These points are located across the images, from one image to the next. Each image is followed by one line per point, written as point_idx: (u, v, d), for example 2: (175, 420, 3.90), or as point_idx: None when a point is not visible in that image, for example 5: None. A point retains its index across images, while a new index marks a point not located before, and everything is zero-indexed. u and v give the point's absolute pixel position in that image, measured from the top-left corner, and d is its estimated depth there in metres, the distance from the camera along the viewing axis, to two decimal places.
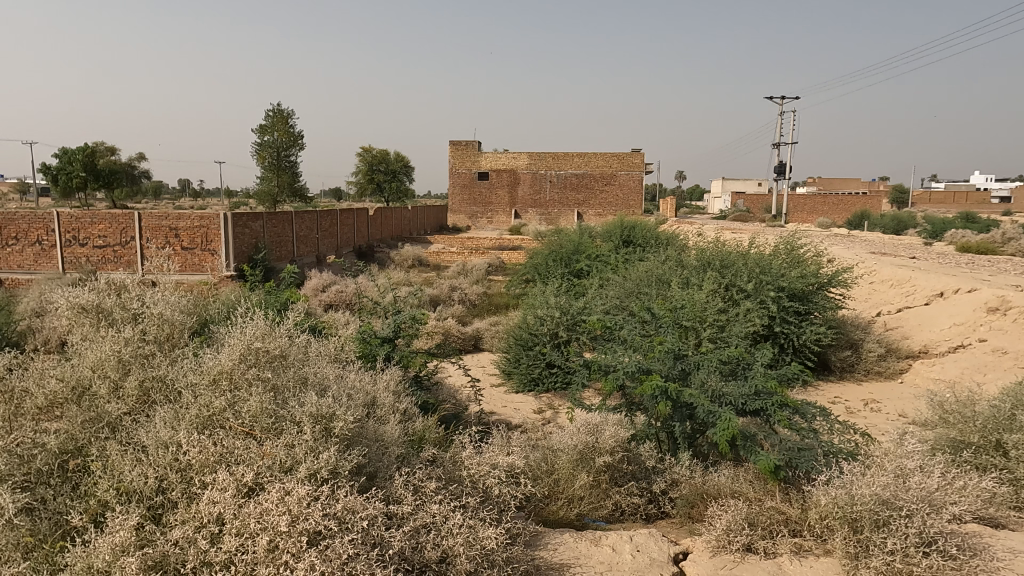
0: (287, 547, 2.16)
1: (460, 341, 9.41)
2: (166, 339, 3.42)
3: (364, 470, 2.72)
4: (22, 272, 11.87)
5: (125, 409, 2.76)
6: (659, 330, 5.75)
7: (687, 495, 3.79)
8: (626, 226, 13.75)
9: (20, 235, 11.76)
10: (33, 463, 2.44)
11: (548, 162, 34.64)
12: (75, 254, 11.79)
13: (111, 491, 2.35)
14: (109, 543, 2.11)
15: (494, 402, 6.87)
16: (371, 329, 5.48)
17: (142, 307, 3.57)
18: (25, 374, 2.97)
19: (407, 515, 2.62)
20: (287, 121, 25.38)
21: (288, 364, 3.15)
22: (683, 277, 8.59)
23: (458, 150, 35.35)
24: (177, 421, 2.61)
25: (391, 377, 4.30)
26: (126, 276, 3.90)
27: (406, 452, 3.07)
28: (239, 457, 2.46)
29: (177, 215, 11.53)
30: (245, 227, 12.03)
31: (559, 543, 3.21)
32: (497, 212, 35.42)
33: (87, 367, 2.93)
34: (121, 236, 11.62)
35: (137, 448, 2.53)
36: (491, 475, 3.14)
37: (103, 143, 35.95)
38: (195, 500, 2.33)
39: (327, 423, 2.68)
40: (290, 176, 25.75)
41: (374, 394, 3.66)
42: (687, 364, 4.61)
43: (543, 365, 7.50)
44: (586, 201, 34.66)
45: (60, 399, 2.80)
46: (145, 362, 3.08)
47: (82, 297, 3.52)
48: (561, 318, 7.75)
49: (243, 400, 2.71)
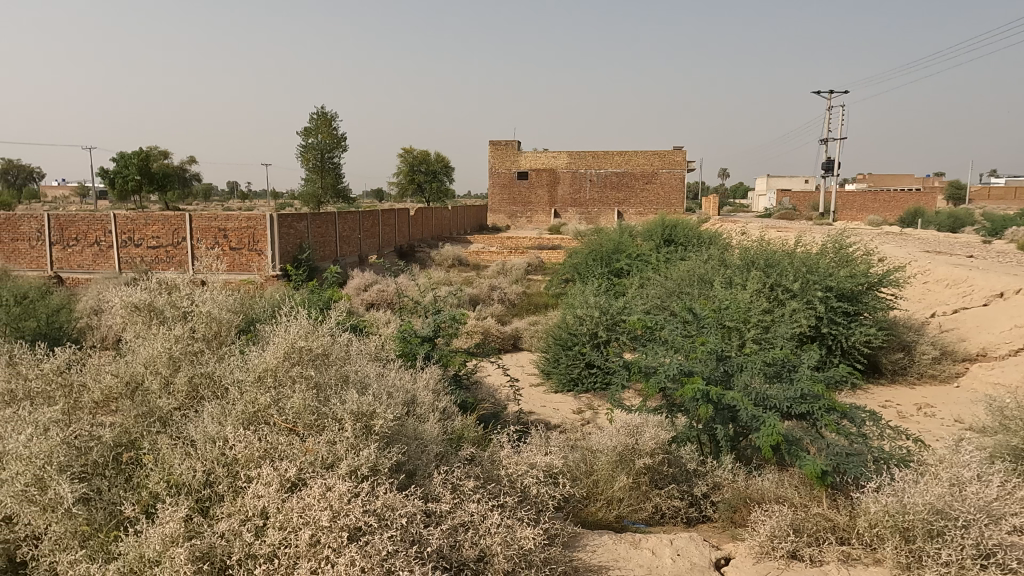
0: (328, 542, 2.19)
1: (499, 341, 9.40)
2: (214, 336, 3.53)
3: (403, 467, 2.76)
4: (82, 271, 12.42)
5: (175, 404, 2.86)
6: (702, 330, 5.62)
7: (729, 499, 3.72)
8: (667, 225, 13.57)
9: (80, 236, 12.29)
10: (90, 455, 2.54)
11: (588, 161, 34.43)
12: (130, 255, 12.27)
13: (161, 483, 2.42)
14: (159, 534, 2.18)
15: (533, 402, 6.88)
16: (411, 328, 5.52)
17: (191, 304, 3.69)
18: (82, 371, 3.11)
19: (445, 513, 2.63)
20: (330, 123, 25.84)
21: (330, 361, 3.20)
22: (726, 277, 8.46)
23: (498, 150, 35.61)
24: (224, 417, 2.69)
25: (431, 376, 4.34)
26: (176, 276, 4.05)
27: (445, 450, 3.10)
28: (283, 453, 2.51)
29: (224, 215, 11.84)
30: (290, 228, 12.34)
31: (597, 544, 3.19)
32: (536, 212, 35.51)
33: (140, 363, 3.05)
34: (174, 236, 12.08)
35: (186, 442, 2.61)
36: (529, 475, 3.13)
37: (158, 148, 37.40)
38: (241, 494, 2.39)
39: (368, 420, 2.71)
40: (333, 177, 26.27)
41: (413, 392, 3.69)
42: (730, 365, 4.52)
43: (583, 365, 7.47)
44: (626, 200, 34.18)
45: (115, 393, 2.93)
46: (194, 360, 3.17)
47: (134, 296, 3.67)
48: (600, 317, 7.68)
49: (287, 397, 2.77)
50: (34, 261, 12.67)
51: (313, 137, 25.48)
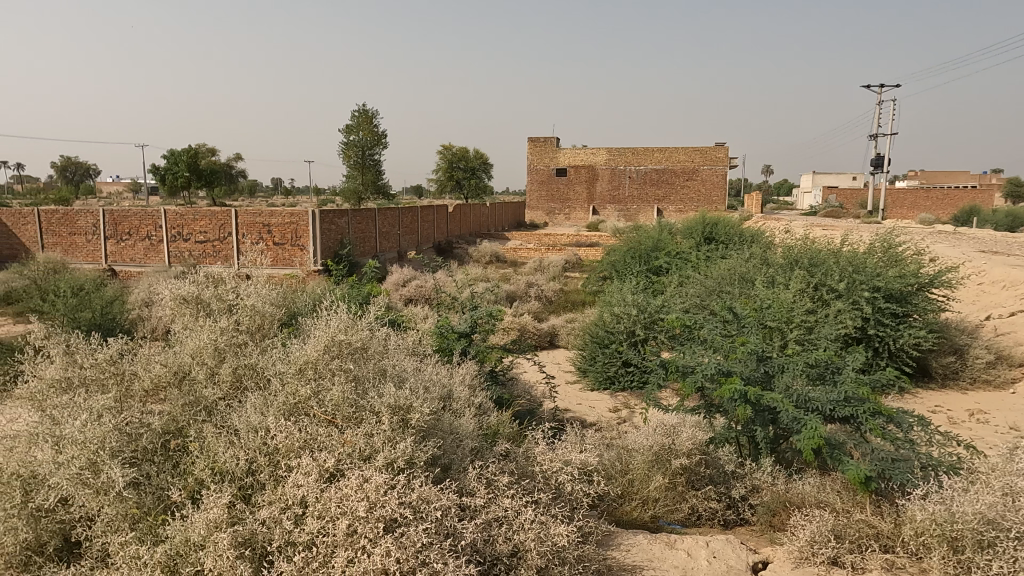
0: (364, 532, 2.23)
1: (535, 338, 9.40)
2: (258, 329, 3.62)
3: (439, 461, 2.78)
4: (134, 264, 12.91)
5: (220, 394, 2.95)
6: (742, 330, 5.51)
7: (768, 503, 3.64)
8: (708, 223, 13.35)
9: (133, 231, 12.77)
10: (140, 441, 2.64)
11: (627, 158, 34.10)
12: (179, 249, 12.68)
13: (206, 470, 2.50)
14: (203, 519, 2.25)
15: (569, 399, 6.87)
16: (448, 324, 5.57)
17: (236, 298, 3.80)
18: (134, 360, 3.23)
19: (480, 508, 2.65)
20: (371, 121, 26.21)
21: (369, 355, 3.25)
22: (769, 276, 8.29)
23: (536, 147, 35.60)
24: (266, 407, 2.77)
25: (467, 371, 4.37)
26: (223, 270, 4.18)
27: (480, 445, 3.12)
28: (322, 444, 2.56)
29: (269, 211, 12.12)
30: (331, 223, 12.57)
31: (632, 544, 3.17)
32: (574, 209, 35.37)
33: (187, 354, 3.16)
34: (220, 231, 12.43)
35: (230, 431, 2.69)
36: (563, 471, 3.12)
37: (206, 146, 38.53)
38: (281, 483, 2.45)
39: (404, 413, 2.75)
40: (374, 174, 26.64)
41: (450, 387, 3.72)
42: (771, 366, 4.42)
43: (619, 363, 7.42)
44: (666, 197, 33.73)
45: (163, 382, 3.04)
46: (238, 351, 3.26)
47: (183, 289, 3.80)
48: (638, 316, 7.60)
49: (326, 389, 2.83)
50: (90, 255, 13.23)
51: (354, 134, 25.91)
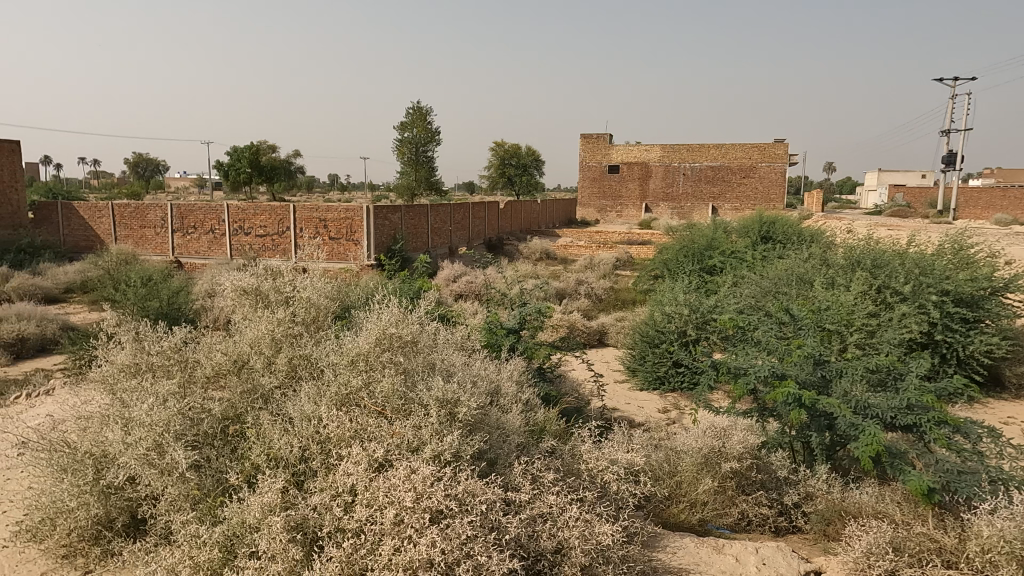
0: (411, 522, 2.26)
1: (584, 336, 9.36)
2: (313, 321, 3.73)
3: (485, 455, 2.81)
4: (198, 257, 13.49)
5: (276, 382, 3.06)
6: (799, 332, 5.35)
7: (822, 511, 3.52)
8: (765, 222, 13.00)
9: (198, 224, 13.34)
10: (202, 426, 2.76)
11: (682, 154, 33.47)
12: (240, 243, 13.17)
13: (262, 456, 2.59)
14: (258, 502, 2.33)
15: (617, 398, 6.81)
16: (497, 320, 5.60)
17: (293, 290, 3.92)
18: (197, 348, 3.38)
19: (525, 503, 2.66)
20: (425, 117, 26.53)
21: (419, 349, 3.31)
22: (828, 278, 8.01)
23: (589, 143, 35.39)
24: (319, 396, 2.85)
25: (515, 367, 4.38)
26: (281, 264, 4.32)
27: (526, 441, 3.13)
28: (372, 434, 2.62)
29: (325, 207, 12.44)
30: (385, 219, 12.80)
31: (678, 547, 3.12)
32: (626, 206, 35.00)
33: (246, 344, 3.28)
34: (279, 226, 12.85)
35: (285, 419, 2.79)
36: (609, 471, 3.09)
37: (267, 143, 39.80)
38: (332, 471, 2.52)
39: (452, 407, 2.78)
40: (427, 170, 26.99)
41: (497, 382, 3.74)
42: (829, 371, 4.28)
43: (670, 363, 7.31)
44: (722, 195, 32.96)
45: (224, 370, 3.17)
46: (294, 342, 3.37)
47: (244, 281, 3.95)
48: (690, 316, 7.45)
49: (376, 381, 2.89)
50: (159, 247, 13.88)
51: (408, 131, 26.29)
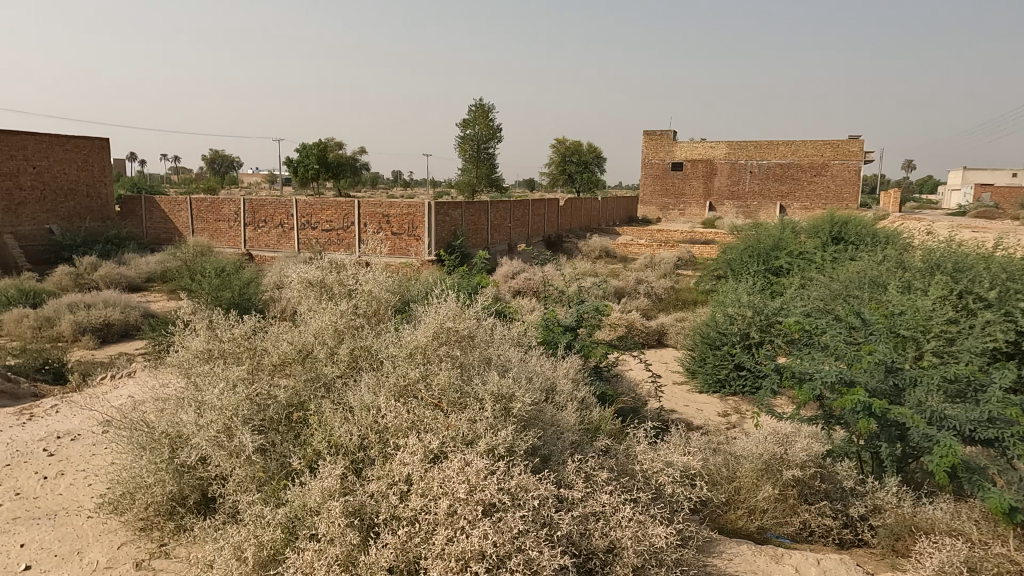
0: (464, 513, 2.29)
1: (643, 336, 9.23)
2: (374, 313, 3.83)
3: (539, 451, 2.82)
4: (268, 250, 14.07)
5: (338, 372, 3.15)
6: (870, 338, 5.11)
7: (891, 525, 3.36)
8: (836, 222, 12.47)
9: (268, 219, 13.91)
10: (268, 411, 2.88)
11: (750, 151, 32.47)
12: (307, 237, 13.63)
13: (323, 442, 2.68)
14: (319, 487, 2.42)
15: (675, 400, 6.69)
16: (555, 317, 5.60)
17: (355, 284, 4.03)
18: (265, 337, 3.53)
19: (577, 501, 2.65)
20: (487, 115, 26.71)
21: (476, 343, 3.35)
22: (904, 281, 7.61)
23: (652, 140, 34.90)
24: (378, 387, 2.92)
25: (571, 365, 4.36)
26: (345, 258, 4.44)
27: (580, 439, 3.12)
28: (428, 426, 2.67)
29: (388, 203, 12.71)
30: (446, 215, 12.96)
31: (735, 553, 3.04)
32: (690, 205, 34.31)
33: (311, 334, 3.40)
34: (344, 221, 13.22)
35: (346, 408, 2.87)
36: (664, 473, 3.04)
37: (335, 140, 40.98)
38: (389, 459, 2.57)
39: (507, 402, 2.81)
40: (488, 167, 27.17)
41: (553, 379, 3.74)
42: (902, 379, 4.07)
43: (731, 366, 7.13)
44: (791, 193, 31.79)
45: (289, 358, 3.29)
46: (355, 333, 3.47)
47: (310, 274, 4.09)
48: (754, 318, 7.18)
49: (434, 373, 2.95)
50: (232, 240, 14.53)
51: (471, 128, 26.54)
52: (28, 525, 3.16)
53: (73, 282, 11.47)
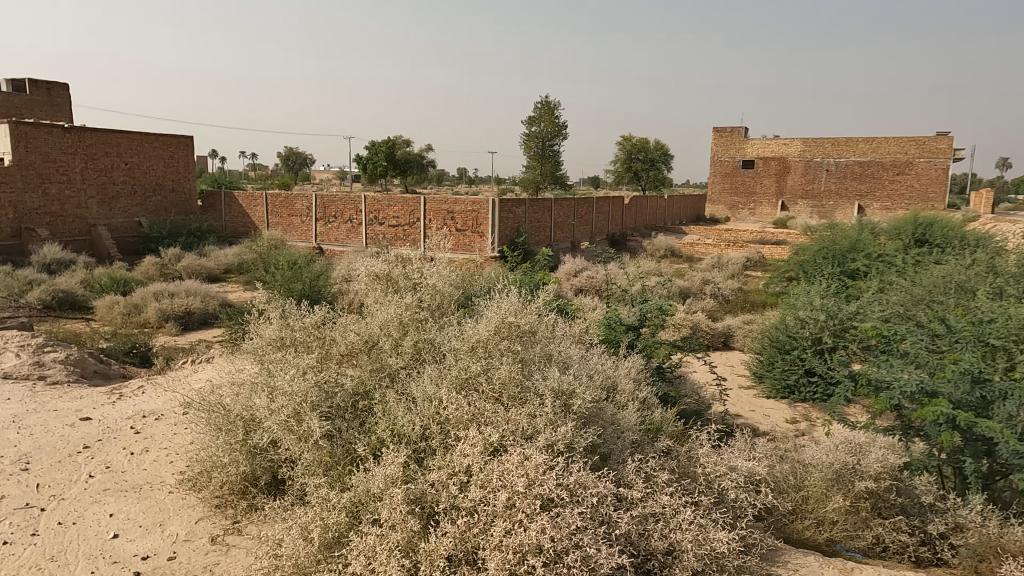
0: (522, 506, 2.31)
1: (708, 337, 9.02)
2: (438, 307, 3.89)
3: (598, 449, 2.81)
4: (337, 244, 14.53)
5: (401, 363, 3.22)
6: (955, 346, 4.82)
7: (974, 546, 3.16)
8: (921, 224, 11.80)
9: (338, 214, 14.36)
10: (335, 399, 2.99)
11: (826, 149, 31.06)
12: (374, 232, 13.99)
13: (387, 430, 2.75)
14: (382, 474, 2.49)
15: (741, 405, 6.50)
16: (617, 316, 5.55)
17: (420, 278, 4.11)
18: (333, 328, 3.65)
19: (637, 501, 2.62)
20: (553, 112, 26.67)
21: (537, 339, 3.36)
22: (995, 288, 7.12)
23: (722, 137, 34.08)
24: (440, 379, 2.98)
25: (633, 365, 4.31)
26: (410, 252, 4.53)
27: (641, 439, 3.08)
28: (488, 419, 2.69)
29: (453, 199, 12.88)
30: (510, 212, 13.02)
31: (801, 564, 2.94)
32: (760, 203, 33.29)
33: (377, 325, 3.49)
34: (410, 217, 13.50)
35: (409, 398, 2.94)
36: (728, 477, 2.97)
37: (403, 138, 41.85)
38: (450, 450, 2.61)
39: (567, 399, 2.81)
40: (553, 165, 27.12)
41: (614, 378, 3.71)
42: (990, 391, 3.81)
43: (801, 372, 6.88)
44: (871, 193, 30.23)
45: (356, 348, 3.39)
46: (419, 326, 3.54)
47: (377, 267, 4.20)
48: (827, 322, 6.83)
49: (495, 367, 2.97)
50: (304, 234, 15.08)
51: (536, 125, 26.57)
52: (117, 497, 3.39)
53: (159, 272, 12.17)
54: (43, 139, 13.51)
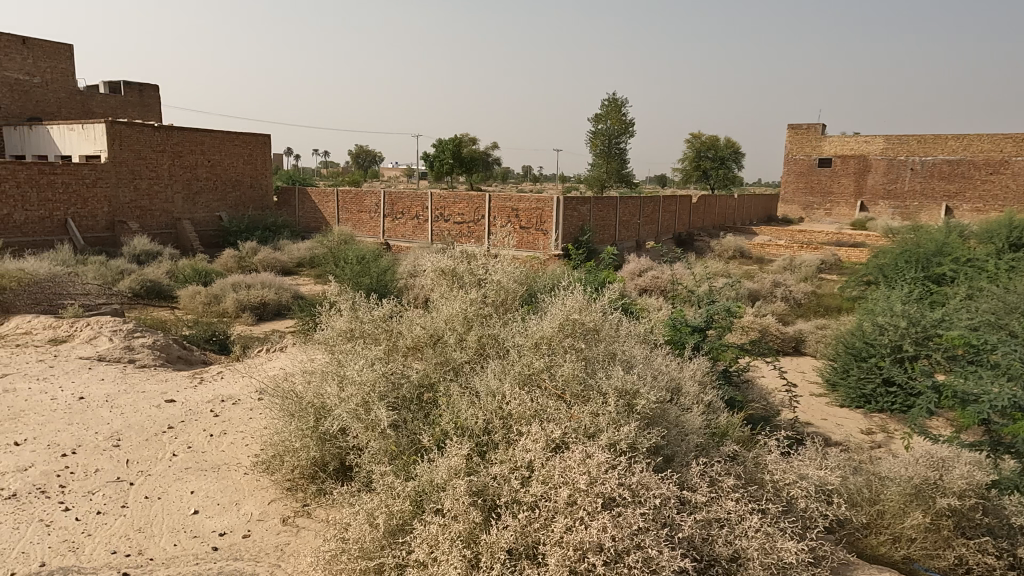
0: (583, 504, 2.30)
1: (778, 342, 8.72)
2: (502, 303, 3.92)
3: (662, 451, 2.77)
4: (404, 240, 14.86)
5: (465, 357, 3.27)
6: None
7: None
8: (1016, 226, 11.01)
9: (406, 210, 14.68)
10: (401, 390, 3.06)
11: (911, 147, 29.40)
12: (440, 229, 14.22)
13: (450, 423, 2.80)
14: (446, 465, 2.53)
15: (812, 413, 6.26)
16: (683, 317, 5.44)
17: (485, 273, 4.16)
18: (400, 321, 3.74)
19: (701, 505, 2.56)
20: (620, 109, 26.36)
21: (601, 337, 3.34)
22: None
23: (797, 135, 32.94)
24: (504, 374, 3.00)
25: (699, 367, 4.22)
26: (476, 248, 4.59)
27: (706, 443, 3.01)
28: (550, 416, 2.69)
29: (518, 197, 12.93)
30: (574, 210, 12.96)
31: None
32: (837, 204, 31.91)
33: (442, 319, 3.55)
34: (475, 214, 13.66)
35: (473, 392, 2.98)
36: (797, 486, 2.86)
37: (470, 136, 42.32)
38: (512, 445, 2.63)
39: (630, 398, 2.78)
40: (619, 163, 26.81)
41: (679, 380, 3.63)
42: None
43: (879, 381, 6.57)
44: (959, 193, 28.18)
45: (421, 342, 3.46)
46: (484, 321, 3.58)
47: (443, 263, 4.27)
48: (908, 329, 6.41)
49: (558, 364, 2.98)
50: (373, 230, 15.51)
51: (602, 123, 26.33)
52: (198, 475, 3.59)
53: (237, 264, 12.79)
54: (136, 138, 14.41)
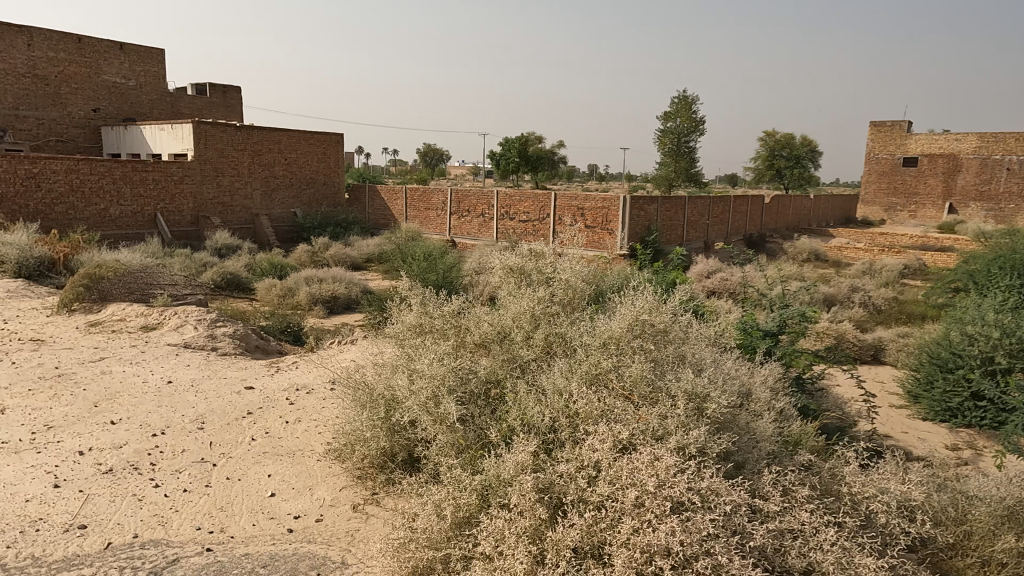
0: (651, 506, 2.27)
1: (855, 349, 8.34)
2: (570, 302, 3.91)
3: (732, 457, 2.70)
4: (470, 237, 15.04)
5: (532, 355, 3.28)
6: None
7: None
8: None
9: (472, 209, 14.87)
10: (469, 385, 3.11)
11: (1008, 145, 27.50)
12: (506, 227, 14.32)
13: (517, 419, 2.83)
14: (513, 460, 2.56)
15: (892, 425, 5.95)
16: (754, 321, 5.29)
17: (552, 272, 4.16)
18: (468, 317, 3.80)
19: (773, 515, 2.48)
20: (691, 107, 25.79)
21: (670, 339, 3.28)
22: None
23: (880, 133, 31.42)
24: (571, 373, 3.00)
25: (770, 372, 4.08)
26: (543, 247, 4.60)
27: (779, 451, 2.91)
28: (618, 416, 2.67)
29: (584, 196, 12.86)
30: (642, 209, 12.78)
31: None
32: (923, 206, 30.07)
33: (510, 317, 3.58)
34: (540, 213, 13.69)
35: (540, 390, 2.99)
36: (877, 500, 2.73)
37: (536, 135, 42.38)
38: (579, 444, 2.63)
39: (700, 402, 2.72)
40: (688, 162, 26.23)
41: (750, 385, 3.53)
42: None
43: (967, 394, 6.16)
44: None
45: (489, 338, 3.50)
46: (551, 319, 3.58)
47: (511, 261, 4.30)
48: (1002, 339, 5.99)
49: (626, 365, 2.95)
50: (440, 227, 15.78)
51: (672, 120, 25.82)
52: (275, 459, 3.77)
53: (311, 259, 13.28)
54: (220, 137, 15.18)
